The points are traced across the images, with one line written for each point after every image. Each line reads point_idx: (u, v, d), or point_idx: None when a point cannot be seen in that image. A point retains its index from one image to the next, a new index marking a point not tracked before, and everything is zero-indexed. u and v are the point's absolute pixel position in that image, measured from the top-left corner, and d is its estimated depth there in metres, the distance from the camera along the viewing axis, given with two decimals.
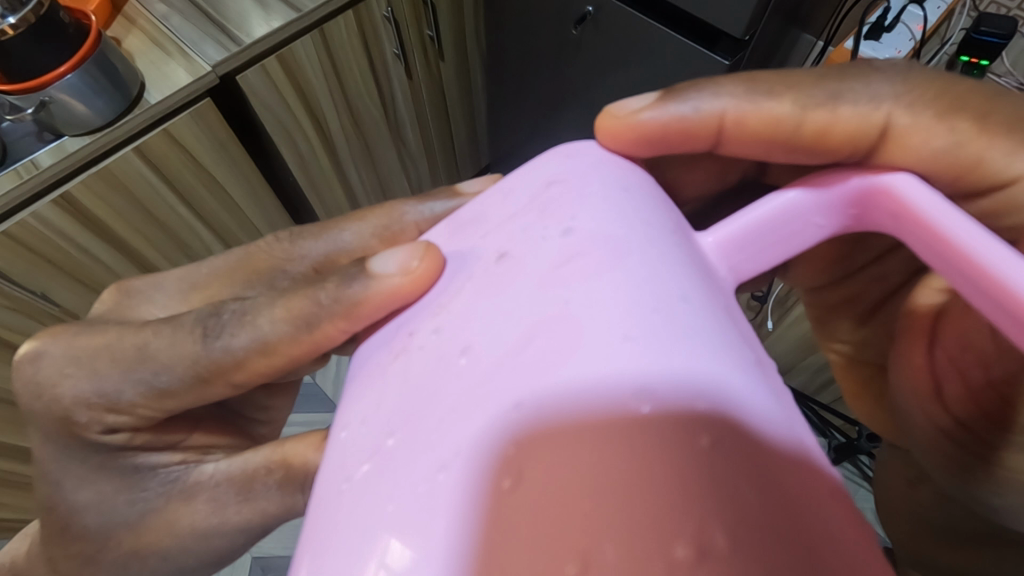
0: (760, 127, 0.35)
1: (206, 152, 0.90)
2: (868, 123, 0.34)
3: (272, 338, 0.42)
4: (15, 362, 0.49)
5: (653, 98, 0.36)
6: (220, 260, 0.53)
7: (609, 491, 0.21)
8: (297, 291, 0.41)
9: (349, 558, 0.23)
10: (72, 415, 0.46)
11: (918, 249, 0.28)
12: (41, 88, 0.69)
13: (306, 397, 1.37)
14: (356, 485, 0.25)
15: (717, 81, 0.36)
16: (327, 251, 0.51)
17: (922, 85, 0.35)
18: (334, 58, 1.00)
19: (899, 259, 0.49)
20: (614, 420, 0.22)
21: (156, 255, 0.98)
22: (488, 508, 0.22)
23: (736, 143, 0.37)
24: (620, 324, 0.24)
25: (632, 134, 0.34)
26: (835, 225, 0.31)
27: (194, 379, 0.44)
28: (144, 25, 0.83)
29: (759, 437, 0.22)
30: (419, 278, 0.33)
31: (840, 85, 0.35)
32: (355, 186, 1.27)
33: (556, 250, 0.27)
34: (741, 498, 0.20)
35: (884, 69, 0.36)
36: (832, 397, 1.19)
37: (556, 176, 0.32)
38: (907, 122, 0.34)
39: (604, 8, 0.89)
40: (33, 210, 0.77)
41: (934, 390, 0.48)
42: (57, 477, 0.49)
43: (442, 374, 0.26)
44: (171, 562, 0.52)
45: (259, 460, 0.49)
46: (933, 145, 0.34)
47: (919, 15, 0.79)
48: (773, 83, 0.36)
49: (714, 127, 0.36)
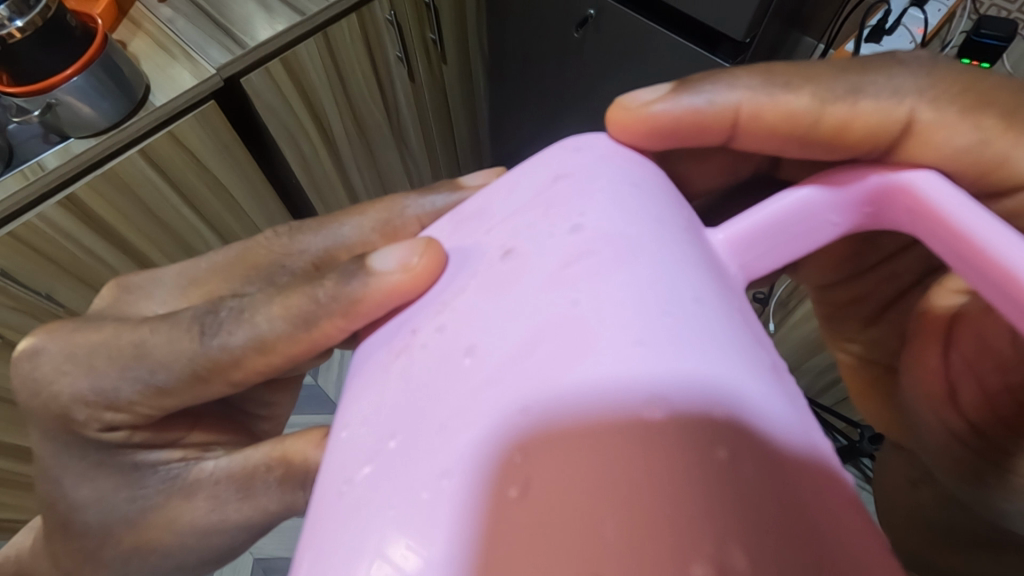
0: (776, 120, 0.36)
1: (210, 154, 0.91)
2: (890, 118, 0.34)
3: (270, 336, 0.42)
4: (14, 359, 0.50)
5: (666, 90, 0.36)
6: (220, 255, 0.53)
7: (613, 496, 0.21)
8: (296, 287, 0.42)
9: (352, 562, 0.23)
10: (70, 412, 0.47)
11: (935, 247, 0.28)
12: (48, 90, 0.70)
13: (309, 399, 1.38)
14: (357, 487, 0.25)
15: (732, 73, 0.36)
16: (327, 246, 0.51)
17: (948, 79, 0.36)
18: (339, 62, 1.01)
19: (911, 257, 0.49)
20: (621, 427, 0.22)
21: (159, 257, 0.98)
22: (496, 517, 0.22)
23: (749, 136, 0.37)
24: (629, 328, 0.24)
25: (643, 125, 0.35)
26: (849, 222, 0.31)
27: (192, 376, 0.44)
28: (149, 29, 0.84)
29: (769, 445, 0.22)
30: (419, 275, 0.33)
31: (860, 78, 0.35)
32: (358, 188, 1.27)
33: (564, 250, 0.28)
34: (751, 509, 0.20)
35: (886, 67, 0.36)
36: (834, 399, 1.20)
37: (562, 171, 0.32)
38: (930, 118, 0.34)
39: (605, 12, 0.90)
40: (38, 211, 0.77)
41: (947, 394, 0.48)
42: (56, 475, 0.50)
43: (448, 373, 0.27)
44: (173, 559, 0.52)
45: (259, 457, 0.49)
46: (955, 143, 0.34)
47: (919, 18, 0.80)
48: (790, 75, 0.36)
49: (728, 119, 0.36)
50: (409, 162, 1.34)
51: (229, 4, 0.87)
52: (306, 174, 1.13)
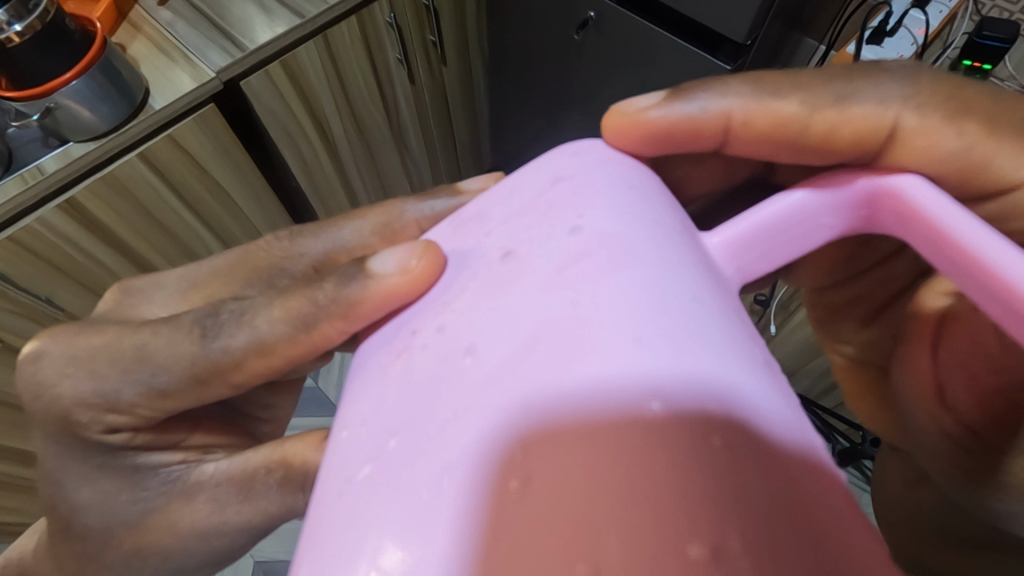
0: (767, 126, 0.35)
1: (210, 157, 0.91)
2: (877, 123, 0.34)
3: (270, 338, 0.42)
4: (18, 362, 0.50)
5: (661, 97, 0.36)
6: (220, 260, 0.53)
7: (613, 492, 0.21)
8: (296, 290, 0.41)
9: (351, 561, 0.23)
10: (73, 414, 0.47)
11: (923, 250, 0.28)
12: (47, 94, 0.70)
13: (310, 401, 1.38)
14: (357, 487, 0.25)
15: (724, 80, 0.36)
16: (326, 250, 0.51)
17: (933, 86, 0.35)
18: (339, 65, 1.01)
19: (905, 259, 0.48)
20: (620, 423, 0.22)
21: (159, 260, 0.98)
22: (493, 512, 0.22)
23: (741, 143, 0.37)
24: (627, 325, 0.24)
25: (638, 131, 0.34)
26: (843, 225, 0.31)
27: (192, 378, 0.44)
28: (149, 32, 0.85)
29: (768, 440, 0.22)
30: (417, 278, 0.33)
31: (848, 85, 0.35)
32: (359, 191, 1.27)
33: (562, 249, 0.27)
34: (751, 503, 0.20)
35: (878, 73, 0.36)
36: (835, 401, 1.19)
37: (561, 173, 0.32)
38: (917, 123, 0.34)
39: (605, 14, 0.90)
40: (38, 215, 0.77)
41: (939, 394, 0.47)
42: (59, 477, 0.49)
43: (447, 371, 0.26)
44: (173, 562, 0.52)
45: (258, 460, 0.48)
46: (942, 147, 0.34)
47: (921, 19, 0.79)
48: (780, 83, 0.36)
49: (721, 126, 0.36)
50: (409, 164, 1.34)
51: (229, 7, 0.87)
52: (306, 177, 1.13)
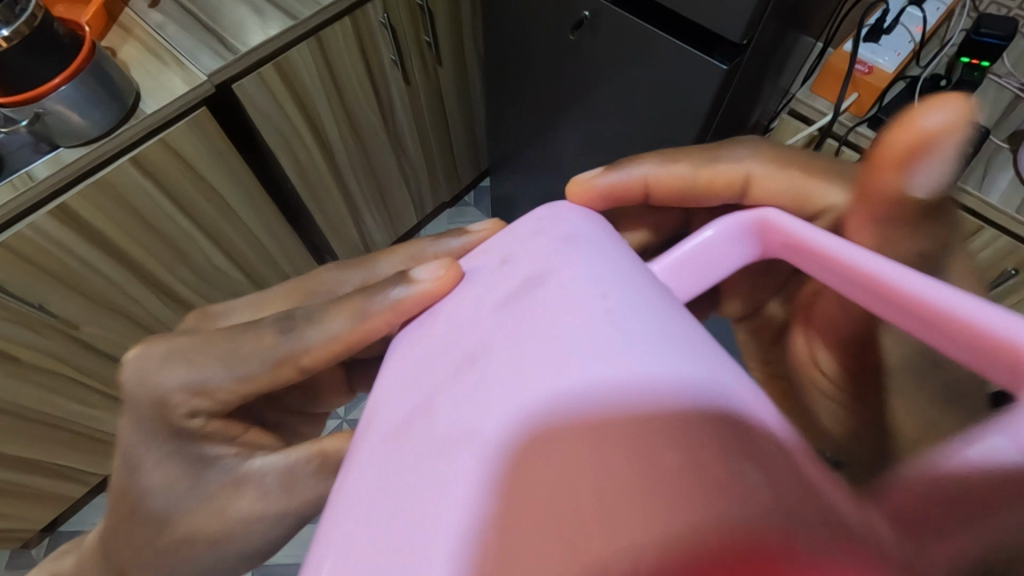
0: (672, 186, 0.44)
1: (203, 160, 0.90)
2: (737, 176, 0.43)
3: (340, 333, 0.42)
4: (121, 362, 0.49)
5: (597, 171, 0.43)
6: (279, 285, 0.53)
7: (605, 454, 0.20)
8: (353, 295, 0.43)
9: (340, 549, 0.22)
10: (165, 397, 0.46)
11: (805, 266, 0.30)
12: (37, 100, 0.69)
13: None
14: (356, 472, 0.25)
15: (638, 156, 0.45)
16: (366, 280, 0.51)
17: (774, 148, 0.44)
18: (332, 66, 1.00)
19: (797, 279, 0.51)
20: (615, 394, 0.21)
21: (155, 266, 0.97)
22: (488, 479, 0.20)
23: (658, 200, 0.45)
24: (606, 299, 0.25)
25: (588, 198, 0.43)
26: (747, 257, 0.33)
27: (273, 367, 0.44)
28: (140, 35, 0.84)
29: (761, 425, 0.21)
30: (443, 284, 0.35)
31: (716, 152, 0.44)
32: (354, 193, 1.26)
33: (555, 253, 0.29)
34: (749, 475, 0.19)
35: (738, 140, 0.45)
36: None
37: (545, 214, 0.33)
38: (763, 173, 0.43)
39: (601, 13, 0.89)
40: (29, 221, 0.76)
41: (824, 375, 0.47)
42: (130, 462, 0.48)
43: (440, 361, 0.27)
44: (216, 554, 0.50)
45: (302, 451, 0.48)
46: (783, 190, 0.43)
47: (919, 17, 0.78)
48: (672, 155, 0.45)
49: (640, 188, 0.44)
50: (406, 165, 1.33)
51: (221, 9, 0.87)
52: (302, 180, 1.12)
